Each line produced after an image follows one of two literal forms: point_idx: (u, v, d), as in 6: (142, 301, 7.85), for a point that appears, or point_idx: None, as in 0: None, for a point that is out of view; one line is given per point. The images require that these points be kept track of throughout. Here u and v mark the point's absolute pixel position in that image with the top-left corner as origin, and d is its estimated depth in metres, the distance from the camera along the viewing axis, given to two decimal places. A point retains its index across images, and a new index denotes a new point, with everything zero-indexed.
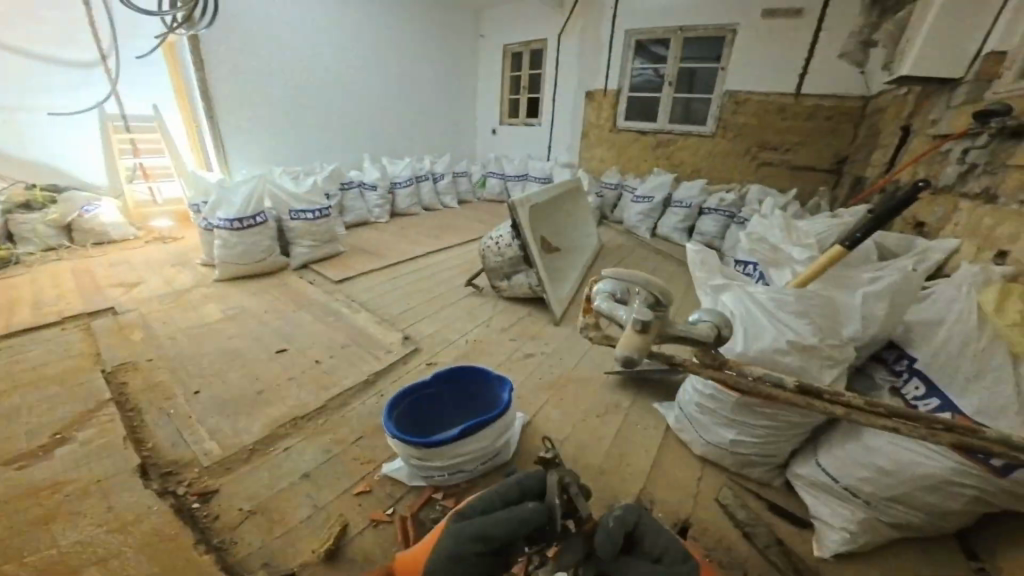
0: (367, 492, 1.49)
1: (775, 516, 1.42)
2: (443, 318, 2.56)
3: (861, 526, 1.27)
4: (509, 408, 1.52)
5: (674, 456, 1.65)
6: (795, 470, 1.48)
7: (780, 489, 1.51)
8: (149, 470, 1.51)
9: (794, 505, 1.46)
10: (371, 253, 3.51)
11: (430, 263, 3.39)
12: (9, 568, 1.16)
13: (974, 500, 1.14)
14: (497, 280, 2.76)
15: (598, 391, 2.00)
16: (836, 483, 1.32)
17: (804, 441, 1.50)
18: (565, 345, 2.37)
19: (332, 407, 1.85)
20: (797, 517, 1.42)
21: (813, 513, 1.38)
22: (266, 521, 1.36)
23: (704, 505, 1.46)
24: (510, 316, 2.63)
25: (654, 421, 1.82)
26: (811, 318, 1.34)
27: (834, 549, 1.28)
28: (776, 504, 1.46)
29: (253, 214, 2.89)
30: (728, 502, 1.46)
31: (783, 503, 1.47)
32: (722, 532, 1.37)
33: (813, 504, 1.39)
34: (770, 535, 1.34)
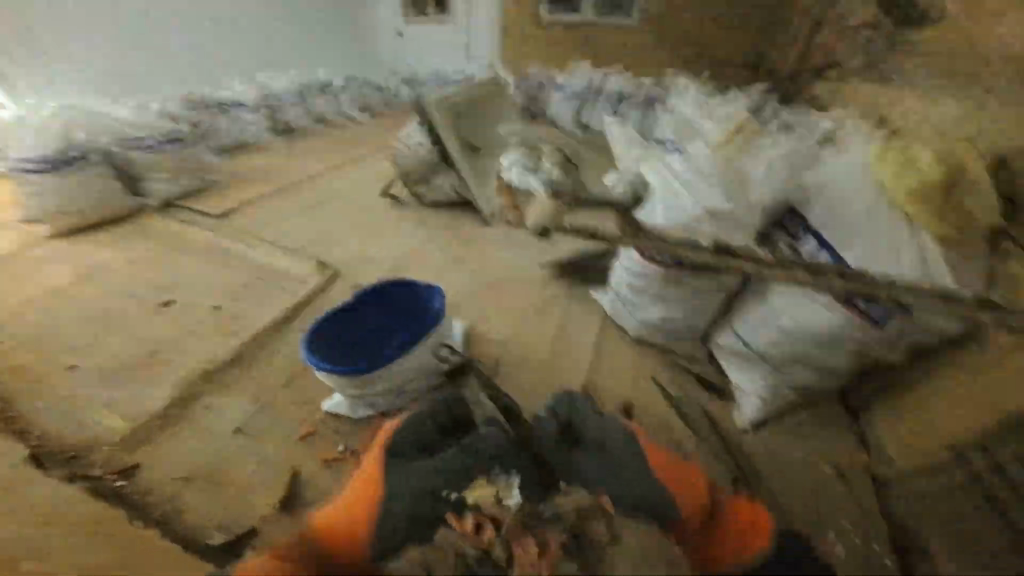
0: (312, 434, 1.42)
1: (700, 387, 1.57)
2: (366, 245, 2.35)
3: (771, 387, 1.44)
4: (443, 320, 1.49)
5: (611, 342, 1.74)
6: (717, 341, 1.61)
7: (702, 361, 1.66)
8: (48, 459, 1.32)
9: (715, 373, 1.62)
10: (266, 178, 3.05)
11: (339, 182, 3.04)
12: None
13: (858, 353, 1.36)
14: (415, 185, 2.67)
15: (535, 292, 2.01)
16: (749, 349, 1.49)
17: (720, 313, 1.63)
18: (498, 252, 2.30)
19: (253, 351, 1.70)
20: (715, 385, 1.58)
21: (731, 381, 1.54)
22: (208, 484, 1.28)
23: (640, 385, 1.57)
24: (437, 231, 2.49)
25: (594, 313, 1.87)
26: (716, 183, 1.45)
27: (754, 414, 1.43)
28: (701, 375, 1.60)
29: (65, 149, 2.37)
30: (661, 380, 1.59)
31: (705, 373, 1.62)
32: (656, 408, 1.50)
33: (730, 373, 1.55)
34: (696, 406, 1.51)
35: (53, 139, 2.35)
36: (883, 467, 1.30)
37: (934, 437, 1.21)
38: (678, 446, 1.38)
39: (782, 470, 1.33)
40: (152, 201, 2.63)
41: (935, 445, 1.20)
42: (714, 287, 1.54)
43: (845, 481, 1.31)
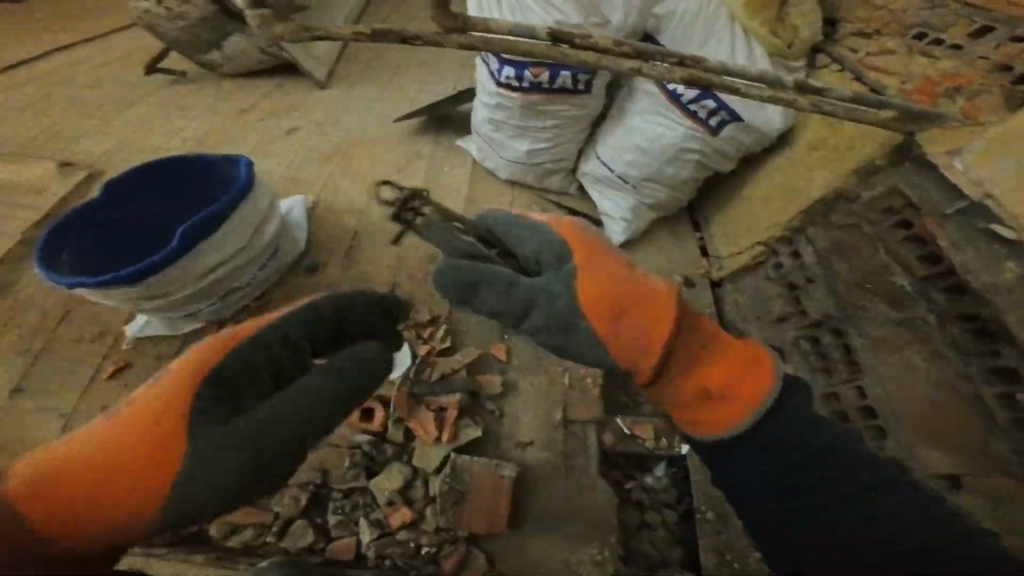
0: (126, 368, 1.19)
1: (577, 221, 1.53)
2: (152, 128, 1.78)
3: (632, 212, 1.45)
4: (243, 189, 1.15)
5: (484, 189, 1.58)
6: (581, 170, 1.54)
7: (576, 194, 1.59)
8: None
9: (588, 205, 1.57)
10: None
11: (93, 45, 2.17)
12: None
13: (700, 164, 1.38)
14: (200, 54, 1.94)
15: (392, 147, 1.70)
16: (612, 174, 1.45)
17: (587, 140, 1.54)
18: (340, 108, 1.88)
19: (19, 288, 1.29)
20: (591, 218, 1.54)
21: (600, 212, 1.51)
22: (6, 457, 1.05)
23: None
24: (256, 94, 1.94)
25: (459, 160, 1.66)
26: None
27: (619, 241, 1.45)
28: (576, 209, 1.56)
29: None
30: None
31: (580, 206, 1.57)
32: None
33: (598, 203, 1.51)
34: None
35: None
36: (714, 269, 1.39)
37: (757, 233, 1.31)
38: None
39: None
40: None
41: (756, 244, 1.30)
42: (572, 112, 1.43)
43: (691, 287, 1.38)
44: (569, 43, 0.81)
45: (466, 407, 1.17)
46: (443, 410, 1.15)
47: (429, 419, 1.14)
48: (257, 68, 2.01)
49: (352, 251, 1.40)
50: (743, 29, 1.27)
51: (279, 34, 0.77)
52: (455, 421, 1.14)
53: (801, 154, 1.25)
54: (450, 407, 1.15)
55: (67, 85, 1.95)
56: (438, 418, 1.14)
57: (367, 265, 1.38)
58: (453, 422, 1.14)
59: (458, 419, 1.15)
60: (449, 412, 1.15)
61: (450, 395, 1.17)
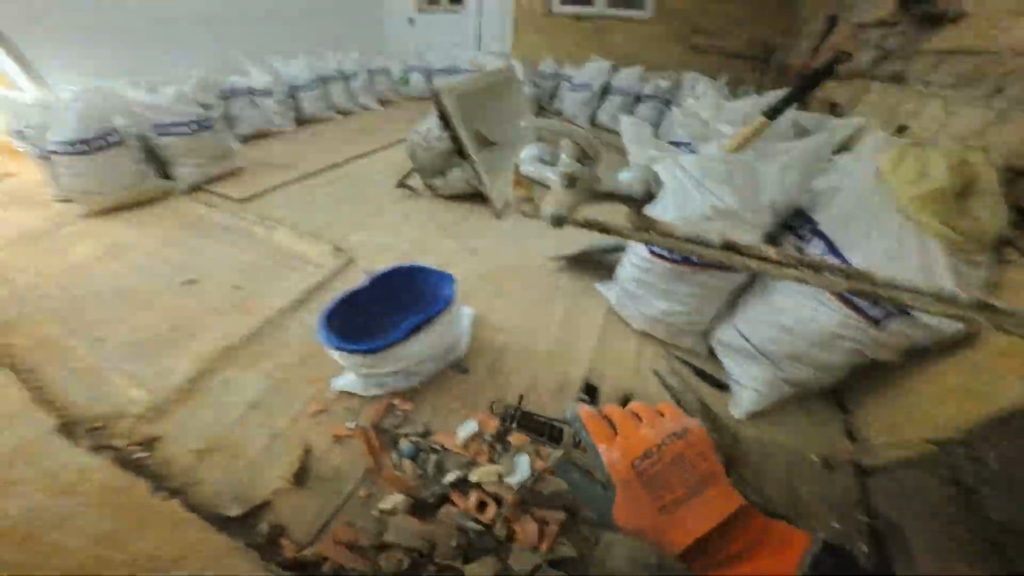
0: (322, 412, 1.51)
1: (702, 381, 1.60)
2: (378, 234, 2.45)
3: (768, 387, 1.46)
4: (449, 303, 1.58)
5: (616, 333, 1.79)
6: (717, 338, 1.64)
7: (706, 357, 1.68)
8: (75, 428, 1.37)
9: (719, 369, 1.64)
10: (286, 172, 3.20)
11: (353, 178, 3.17)
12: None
13: (855, 351, 1.38)
14: (433, 179, 2.76)
15: (542, 283, 2.07)
16: (751, 345, 1.52)
17: (724, 305, 1.69)
18: (507, 242, 2.38)
19: (270, 330, 1.78)
20: (719, 381, 1.59)
21: (731, 378, 1.55)
22: (224, 456, 1.34)
23: (643, 375, 1.63)
24: (450, 223, 2.58)
25: (597, 304, 1.93)
26: (734, 184, 1.49)
27: (746, 407, 1.46)
28: (703, 370, 1.63)
29: (100, 135, 2.60)
30: (664, 372, 1.63)
31: (708, 368, 1.64)
32: (658, 399, 1.55)
33: (732, 371, 1.56)
34: (698, 400, 1.53)
35: (63, 121, 2.54)
36: (865, 457, 1.28)
37: (923, 429, 1.22)
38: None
39: (782, 457, 1.34)
40: (175, 185, 2.86)
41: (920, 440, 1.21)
42: (715, 283, 1.60)
43: (832, 470, 1.29)
44: (736, 248, 1.11)
45: (566, 528, 1.24)
46: (544, 520, 1.25)
47: (528, 522, 1.24)
48: (457, 192, 2.74)
49: (499, 362, 1.71)
50: (916, 221, 1.34)
51: None
52: (553, 535, 1.22)
53: (986, 359, 1.22)
54: (550, 519, 1.25)
55: (334, 200, 2.84)
56: (539, 527, 1.24)
57: (508, 379, 1.64)
58: (551, 538, 1.21)
59: (556, 534, 1.23)
60: (549, 526, 1.24)
61: (554, 510, 1.27)
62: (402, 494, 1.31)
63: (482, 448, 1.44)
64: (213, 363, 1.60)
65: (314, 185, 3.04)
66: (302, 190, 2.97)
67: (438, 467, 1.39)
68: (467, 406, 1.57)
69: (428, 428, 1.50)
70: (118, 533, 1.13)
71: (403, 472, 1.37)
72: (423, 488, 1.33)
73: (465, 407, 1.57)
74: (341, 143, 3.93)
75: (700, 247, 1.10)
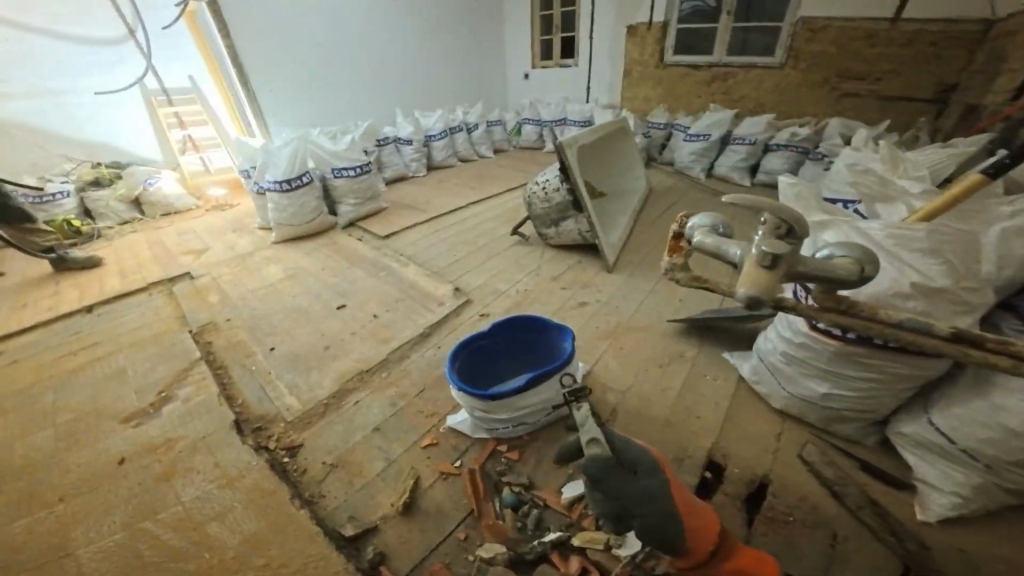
0: (434, 445, 1.50)
1: (869, 476, 1.31)
2: (493, 276, 2.56)
3: (974, 491, 1.14)
4: (570, 357, 1.49)
5: (748, 408, 1.56)
6: (896, 429, 1.33)
7: (873, 447, 1.39)
8: (242, 425, 1.53)
9: (892, 465, 1.33)
10: (417, 215, 3.56)
11: (472, 221, 3.40)
12: (143, 524, 1.18)
13: None
14: (544, 227, 2.80)
15: (660, 341, 1.93)
16: (951, 445, 1.16)
17: (911, 397, 1.33)
18: (620, 294, 2.31)
19: (395, 359, 1.90)
20: (893, 477, 1.30)
21: (916, 475, 1.25)
22: (348, 473, 1.40)
23: (784, 460, 1.37)
24: (562, 269, 2.58)
25: (725, 372, 1.72)
26: (945, 256, 1.16)
27: (941, 512, 1.17)
28: (869, 463, 1.34)
29: (299, 174, 3.11)
30: (813, 460, 1.36)
31: (876, 461, 1.35)
32: (807, 489, 1.28)
33: (917, 467, 1.25)
34: (864, 495, 1.25)
35: (277, 165, 3.08)
36: None
37: None
38: (832, 536, 1.16)
39: None
40: (336, 220, 3.38)
41: None
42: (904, 372, 1.24)
43: None
44: (975, 342, 0.82)
45: None
46: None
47: None
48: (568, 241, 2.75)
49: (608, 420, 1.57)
50: None
51: (675, 279, 1.04)
52: None
53: None
54: None
55: (454, 241, 3.05)
56: None
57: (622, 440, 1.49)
58: None
59: None
60: None
61: None
62: (500, 545, 1.19)
63: (587, 512, 1.26)
64: (345, 385, 1.74)
65: (437, 226, 3.32)
66: (428, 231, 3.25)
67: (537, 523, 1.25)
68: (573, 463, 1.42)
69: (532, 480, 1.38)
70: (261, 534, 1.15)
71: (502, 522, 1.26)
72: (522, 542, 1.19)
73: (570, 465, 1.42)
74: (463, 189, 4.27)
75: (915, 336, 0.85)
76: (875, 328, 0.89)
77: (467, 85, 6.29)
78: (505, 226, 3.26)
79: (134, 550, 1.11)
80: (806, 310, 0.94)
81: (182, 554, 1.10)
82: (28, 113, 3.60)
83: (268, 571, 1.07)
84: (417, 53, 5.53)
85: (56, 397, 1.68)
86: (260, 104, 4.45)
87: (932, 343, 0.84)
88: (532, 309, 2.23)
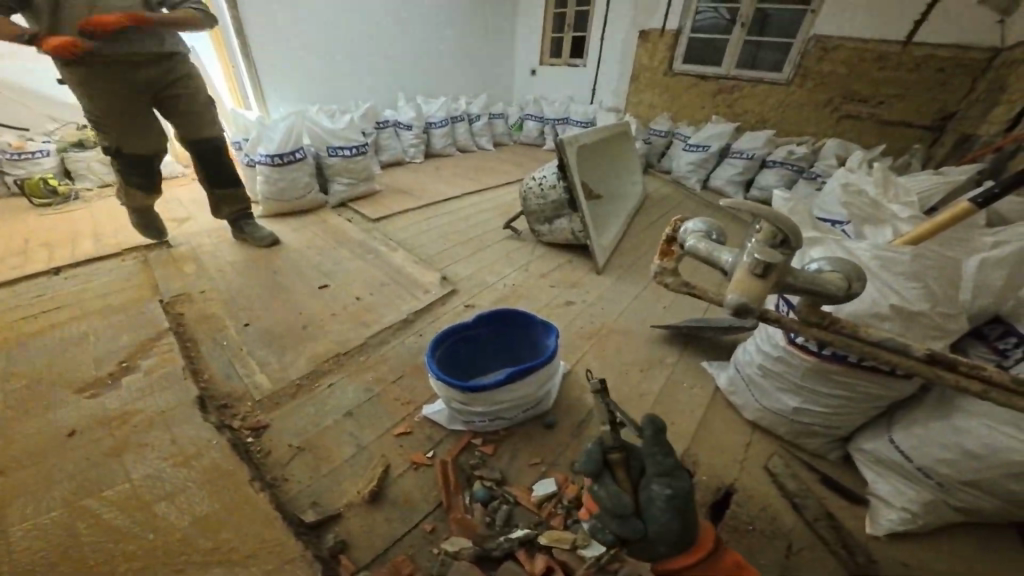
0: (407, 434, 1.47)
1: (828, 489, 1.31)
2: (482, 268, 2.52)
3: (925, 508, 1.15)
4: (553, 355, 1.46)
5: (721, 417, 1.56)
6: (859, 445, 1.34)
7: (836, 462, 1.40)
8: (207, 402, 1.48)
9: (852, 480, 1.34)
10: (409, 200, 3.50)
11: (466, 211, 3.35)
12: (85, 501, 1.12)
13: None
14: (538, 224, 2.76)
15: (643, 346, 1.92)
16: (908, 462, 1.17)
17: (877, 416, 1.34)
18: (608, 297, 2.29)
19: (374, 344, 1.86)
20: (852, 492, 1.30)
21: (871, 489, 1.26)
22: (313, 458, 1.36)
23: (751, 470, 1.37)
24: (552, 267, 2.56)
25: (703, 381, 1.72)
26: (926, 281, 1.16)
27: (891, 528, 1.18)
28: (831, 477, 1.35)
29: (292, 150, 3.03)
30: (778, 471, 1.37)
31: (838, 476, 1.36)
32: (768, 499, 1.28)
33: (874, 482, 1.26)
34: (823, 508, 1.25)
35: (269, 138, 2.99)
36: None
37: None
38: (788, 546, 1.16)
39: None
40: (326, 199, 3.30)
41: None
42: (872, 390, 1.26)
43: None
44: (951, 367, 0.83)
45: None
46: None
47: None
48: (561, 240, 2.72)
49: (584, 423, 1.54)
50: None
51: (665, 281, 1.02)
52: None
53: None
54: None
55: (446, 229, 3.01)
56: None
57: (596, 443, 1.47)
58: None
59: None
60: None
61: None
62: (467, 540, 1.16)
63: (557, 512, 1.24)
64: (319, 368, 1.69)
65: (430, 214, 3.27)
66: (420, 217, 3.19)
67: (505, 520, 1.23)
68: (547, 461, 1.41)
69: (504, 476, 1.36)
70: (213, 516, 1.11)
71: (471, 516, 1.23)
72: (488, 537, 1.17)
73: (544, 463, 1.40)
74: (459, 179, 4.21)
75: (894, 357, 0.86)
76: (856, 345, 0.88)
77: (473, 75, 6.20)
78: (499, 219, 3.22)
79: (71, 530, 1.05)
80: (790, 322, 0.93)
81: (124, 534, 1.05)
82: (14, 73, 3.39)
83: (216, 556, 1.02)
84: (427, 38, 5.41)
85: (12, 360, 1.60)
86: (259, 75, 4.28)
87: (914, 364, 0.84)
88: (519, 304, 2.20)
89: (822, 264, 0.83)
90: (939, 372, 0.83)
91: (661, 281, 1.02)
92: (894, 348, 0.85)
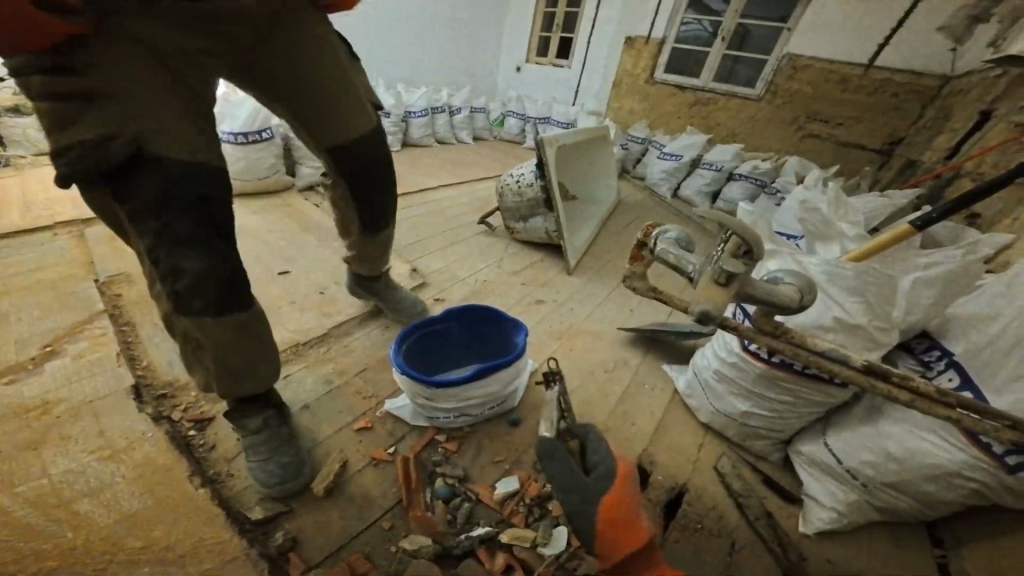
0: (367, 429, 1.42)
1: (769, 490, 1.36)
2: (452, 262, 2.47)
3: (851, 508, 1.21)
4: (521, 353, 1.45)
5: (677, 418, 1.60)
6: (797, 448, 1.39)
7: (777, 463, 1.45)
8: (141, 391, 1.38)
9: (789, 480, 1.40)
10: None
11: (440, 204, 3.30)
12: None
13: (976, 494, 1.04)
14: (512, 222, 2.74)
15: (608, 348, 1.93)
16: (839, 464, 1.23)
17: (816, 420, 1.40)
18: (577, 298, 2.30)
19: (336, 336, 1.79)
20: (790, 492, 1.36)
21: (805, 490, 1.31)
22: None
23: (701, 471, 1.40)
24: (524, 266, 2.54)
25: (663, 383, 1.75)
26: (866, 296, 1.21)
27: (822, 527, 1.23)
28: (771, 477, 1.40)
29: (258, 129, 2.87)
30: (726, 471, 1.40)
31: (777, 476, 1.41)
32: (714, 498, 1.32)
33: (808, 483, 1.31)
34: (763, 507, 1.30)
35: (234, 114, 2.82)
36: None
37: None
38: (730, 545, 1.20)
39: None
40: (293, 182, 3.15)
41: None
42: (815, 395, 1.32)
43: None
44: (884, 377, 0.87)
45: None
46: None
47: None
48: (536, 238, 2.71)
49: None
50: None
51: (633, 285, 1.03)
52: None
53: None
54: None
55: (417, 221, 2.94)
56: None
57: None
58: None
59: None
60: None
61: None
62: (427, 537, 1.13)
63: (519, 510, 1.23)
64: None
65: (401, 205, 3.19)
66: None
67: (467, 516, 1.21)
68: (509, 459, 1.39)
69: (467, 473, 1.33)
70: (143, 513, 1.03)
71: (431, 513, 1.20)
72: (448, 535, 1.14)
73: (508, 461, 1.39)
74: (435, 171, 4.13)
75: (835, 362, 0.90)
76: (802, 355, 0.93)
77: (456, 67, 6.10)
78: (473, 215, 3.18)
79: None
80: (741, 331, 0.96)
81: (36, 533, 0.95)
82: None
83: (144, 556, 0.95)
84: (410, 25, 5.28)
85: None
86: None
87: (855, 375, 0.88)
88: (489, 301, 2.17)
89: (779, 276, 0.86)
90: (875, 382, 0.87)
91: (629, 286, 1.02)
92: (830, 356, 0.90)
